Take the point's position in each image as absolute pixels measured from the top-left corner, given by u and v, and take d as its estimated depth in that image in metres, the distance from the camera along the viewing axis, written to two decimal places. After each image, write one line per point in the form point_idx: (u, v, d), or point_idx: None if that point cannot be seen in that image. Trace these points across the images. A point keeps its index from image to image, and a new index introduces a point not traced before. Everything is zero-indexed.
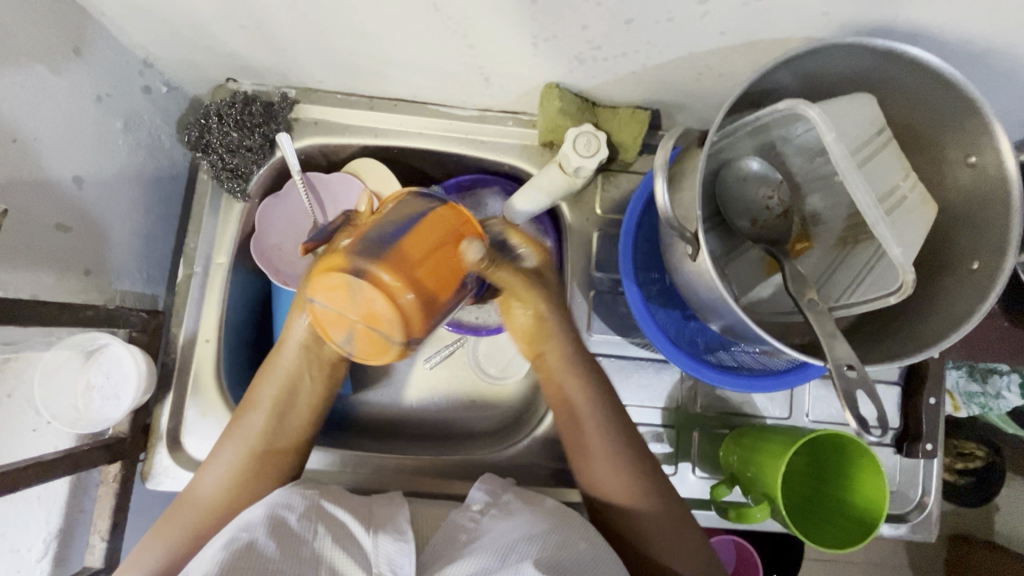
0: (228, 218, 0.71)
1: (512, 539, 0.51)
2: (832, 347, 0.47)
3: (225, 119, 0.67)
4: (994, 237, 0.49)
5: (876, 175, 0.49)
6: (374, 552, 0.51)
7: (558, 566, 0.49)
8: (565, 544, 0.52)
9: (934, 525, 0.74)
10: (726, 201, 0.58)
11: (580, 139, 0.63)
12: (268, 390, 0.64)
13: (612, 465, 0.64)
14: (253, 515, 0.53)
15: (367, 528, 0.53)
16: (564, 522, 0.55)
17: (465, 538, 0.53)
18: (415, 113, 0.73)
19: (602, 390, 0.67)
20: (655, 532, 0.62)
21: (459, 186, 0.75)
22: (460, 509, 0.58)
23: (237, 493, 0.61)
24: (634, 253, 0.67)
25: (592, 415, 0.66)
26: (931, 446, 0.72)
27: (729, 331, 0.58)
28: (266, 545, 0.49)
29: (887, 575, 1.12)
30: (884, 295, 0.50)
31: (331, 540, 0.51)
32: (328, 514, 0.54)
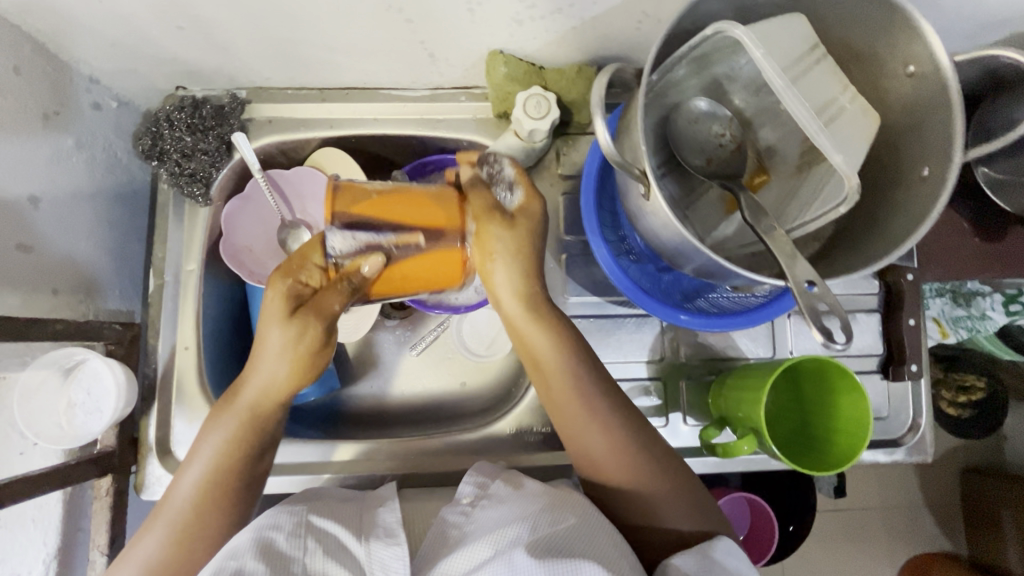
0: (195, 224, 0.71)
1: (507, 526, 0.51)
2: (793, 266, 0.48)
3: (176, 123, 0.68)
4: (940, 142, 0.49)
5: (812, 90, 0.50)
6: (367, 559, 0.52)
7: (550, 545, 0.48)
8: (559, 521, 0.51)
9: (930, 446, 0.74)
10: (679, 144, 0.59)
11: (530, 102, 0.64)
12: (216, 430, 0.58)
13: (606, 437, 0.58)
14: (241, 540, 0.53)
15: (358, 537, 0.54)
16: (559, 502, 0.54)
17: (455, 535, 0.54)
18: (368, 99, 0.73)
19: (574, 342, 0.60)
20: (663, 504, 0.56)
21: (423, 169, 0.77)
22: (451, 505, 0.58)
23: (195, 521, 0.56)
24: (598, 211, 0.68)
25: (580, 371, 0.59)
26: (916, 367, 0.72)
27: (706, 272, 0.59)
28: (256, 569, 0.49)
29: (900, 516, 1.13)
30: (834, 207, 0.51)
31: (322, 553, 0.52)
32: (317, 527, 0.55)
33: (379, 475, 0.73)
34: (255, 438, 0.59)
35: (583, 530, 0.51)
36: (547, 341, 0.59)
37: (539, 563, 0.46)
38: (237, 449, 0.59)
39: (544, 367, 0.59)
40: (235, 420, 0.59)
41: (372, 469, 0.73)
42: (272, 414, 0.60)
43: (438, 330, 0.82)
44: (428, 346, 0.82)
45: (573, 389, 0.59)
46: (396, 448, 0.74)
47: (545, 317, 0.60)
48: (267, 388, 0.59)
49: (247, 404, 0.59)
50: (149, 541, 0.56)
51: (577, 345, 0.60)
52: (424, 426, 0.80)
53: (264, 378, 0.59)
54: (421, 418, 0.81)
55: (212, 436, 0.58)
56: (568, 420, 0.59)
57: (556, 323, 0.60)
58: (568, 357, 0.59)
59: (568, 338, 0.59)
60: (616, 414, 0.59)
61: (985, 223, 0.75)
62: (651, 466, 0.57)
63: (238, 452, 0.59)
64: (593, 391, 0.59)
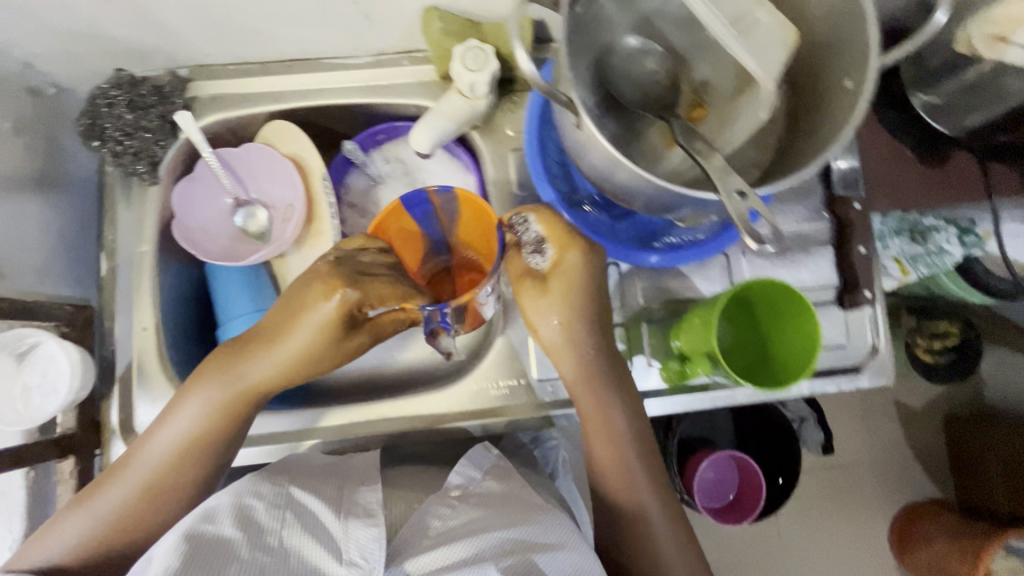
0: (143, 205, 0.71)
1: (490, 534, 0.53)
2: (725, 179, 0.48)
3: (116, 103, 0.67)
4: (858, 52, 0.50)
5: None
6: (345, 537, 0.52)
7: (527, 569, 0.51)
8: (540, 536, 0.55)
9: (890, 369, 0.75)
10: (615, 81, 0.59)
11: (468, 55, 0.64)
12: (195, 405, 0.60)
13: (626, 456, 0.68)
14: (220, 502, 0.55)
15: (337, 513, 0.55)
16: (539, 520, 0.57)
17: (435, 527, 0.55)
18: (311, 70, 0.73)
19: (626, 404, 0.68)
20: (659, 545, 0.65)
21: (375, 139, 0.78)
22: (438, 496, 0.60)
23: (157, 488, 0.60)
24: (547, 162, 0.69)
25: (614, 415, 0.67)
26: (869, 292, 0.74)
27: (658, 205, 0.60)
28: (232, 536, 0.51)
29: (884, 456, 1.21)
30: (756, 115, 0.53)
31: (299, 530, 0.52)
32: (297, 501, 0.56)
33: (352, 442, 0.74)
34: (228, 431, 0.62)
35: (563, 558, 0.54)
36: (573, 363, 0.67)
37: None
38: (219, 418, 0.61)
39: (588, 409, 0.68)
40: (213, 401, 0.60)
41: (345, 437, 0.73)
42: (251, 405, 0.63)
43: None
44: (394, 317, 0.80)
45: (602, 421, 0.68)
46: (365, 416, 0.74)
47: (600, 378, 0.67)
48: (265, 375, 0.62)
49: (237, 391, 0.61)
50: (113, 488, 0.59)
51: (628, 405, 0.68)
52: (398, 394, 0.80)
53: (264, 374, 0.62)
54: (394, 387, 0.81)
55: (197, 410, 0.60)
56: (598, 434, 0.68)
57: (603, 381, 0.67)
58: (609, 411, 0.67)
59: (602, 381, 0.67)
60: (638, 461, 0.68)
61: (926, 150, 0.77)
62: (655, 502, 0.67)
63: (208, 439, 0.61)
64: (625, 432, 0.68)
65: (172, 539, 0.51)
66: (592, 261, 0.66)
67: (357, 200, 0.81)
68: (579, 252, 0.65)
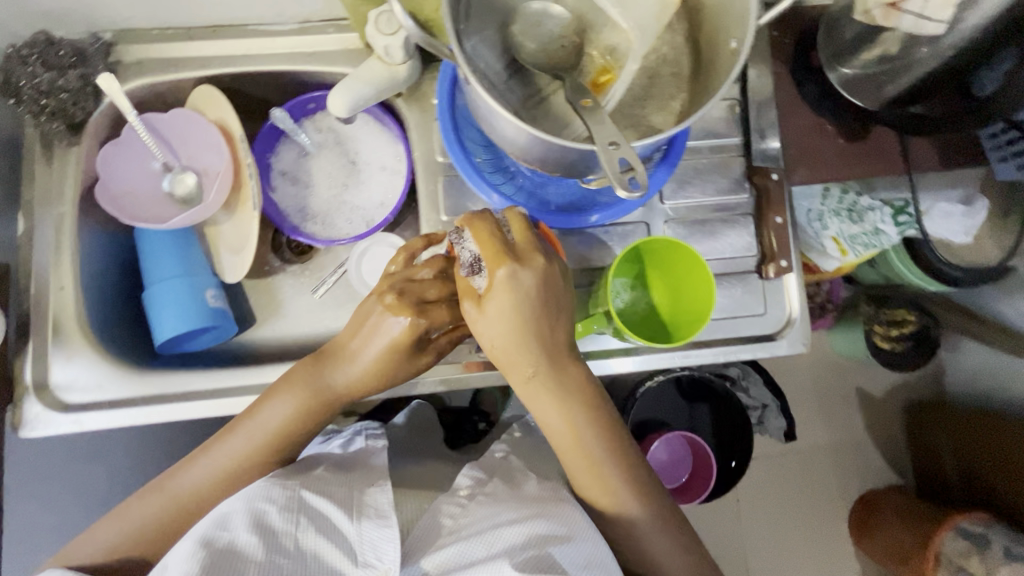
0: (64, 166, 0.71)
1: (501, 528, 0.58)
2: (603, 126, 0.50)
3: (29, 60, 0.65)
4: (740, 12, 0.52)
5: None
6: (359, 539, 0.56)
7: (537, 561, 0.54)
8: (552, 527, 0.58)
9: (805, 338, 0.77)
10: (520, 47, 0.60)
11: (381, 19, 0.65)
12: (285, 404, 0.63)
13: (622, 485, 0.63)
14: (232, 508, 0.57)
15: (350, 516, 0.58)
16: (551, 511, 0.60)
17: (448, 525, 0.60)
18: (237, 36, 0.74)
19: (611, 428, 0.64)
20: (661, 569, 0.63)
21: (304, 108, 0.80)
22: (449, 496, 0.65)
23: (214, 490, 0.63)
24: (466, 130, 0.69)
25: (598, 447, 0.63)
26: (786, 263, 0.75)
27: (560, 165, 0.61)
28: (248, 542, 0.53)
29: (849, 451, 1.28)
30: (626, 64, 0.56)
31: (314, 531, 0.56)
32: (310, 505, 0.59)
33: None
34: (284, 447, 0.65)
35: (573, 547, 0.57)
36: (559, 413, 0.62)
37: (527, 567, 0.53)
38: (304, 420, 0.64)
39: (566, 434, 0.63)
40: (309, 392, 0.63)
41: None
42: (299, 430, 0.65)
43: (337, 274, 0.83)
44: (331, 287, 0.83)
45: (577, 443, 0.63)
46: None
47: (592, 402, 0.63)
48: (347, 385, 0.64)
49: (299, 415, 0.64)
50: (153, 498, 0.62)
51: (604, 429, 0.63)
52: None
53: (341, 381, 0.64)
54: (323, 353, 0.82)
55: (286, 407, 0.63)
56: (581, 466, 0.63)
57: (593, 408, 0.63)
58: (597, 436, 0.63)
59: (572, 399, 0.62)
60: (628, 485, 0.64)
61: (846, 125, 0.79)
62: (660, 529, 0.64)
63: (268, 453, 0.64)
64: (609, 456, 0.63)
65: (189, 548, 0.54)
66: (528, 275, 0.58)
67: (287, 167, 0.82)
68: (508, 269, 0.57)
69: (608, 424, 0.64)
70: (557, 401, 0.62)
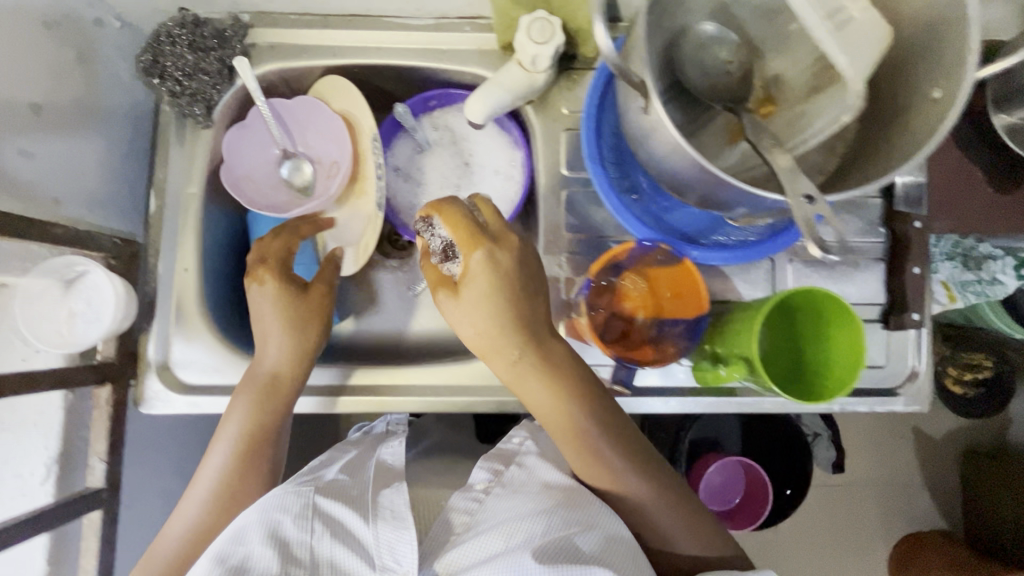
0: (195, 147, 0.71)
1: (520, 517, 0.52)
2: (793, 181, 0.46)
3: (177, 40, 0.66)
4: (947, 60, 0.47)
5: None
6: (375, 543, 0.53)
7: (560, 554, 0.48)
8: (569, 521, 0.52)
9: (927, 397, 0.73)
10: (688, 68, 0.58)
11: (535, 26, 0.62)
12: (239, 405, 0.63)
13: (621, 464, 0.59)
14: (248, 522, 0.53)
15: (366, 519, 0.54)
16: (573, 501, 0.54)
17: (466, 522, 0.56)
18: (372, 27, 0.72)
19: (597, 404, 0.61)
20: (677, 541, 0.58)
21: (426, 104, 0.78)
22: (462, 492, 0.60)
23: (197, 527, 0.59)
24: (604, 145, 0.67)
25: (586, 427, 0.60)
26: (919, 317, 0.71)
27: (712, 199, 0.56)
28: (262, 556, 0.49)
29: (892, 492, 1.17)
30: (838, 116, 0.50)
31: (330, 535, 0.52)
32: (325, 511, 0.55)
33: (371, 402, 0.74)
34: (264, 429, 0.64)
35: (602, 541, 0.51)
36: (545, 393, 0.61)
37: (547, 564, 0.47)
38: (265, 414, 0.64)
39: (553, 418, 0.61)
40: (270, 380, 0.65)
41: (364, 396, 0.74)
42: (282, 407, 0.65)
43: None
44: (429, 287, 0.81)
45: (568, 423, 0.60)
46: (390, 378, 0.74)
47: (536, 375, 0.61)
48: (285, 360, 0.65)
49: (264, 379, 0.65)
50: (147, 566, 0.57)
51: (591, 408, 0.60)
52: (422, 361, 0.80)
53: (282, 363, 0.65)
54: (417, 354, 0.81)
55: (243, 397, 0.64)
56: (575, 455, 0.60)
57: (571, 386, 0.61)
58: (580, 415, 0.60)
59: (561, 379, 0.61)
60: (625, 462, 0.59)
61: (999, 174, 0.73)
62: (665, 501, 0.59)
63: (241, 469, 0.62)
64: (599, 436, 0.60)
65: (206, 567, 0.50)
66: (505, 255, 0.60)
67: (402, 164, 0.80)
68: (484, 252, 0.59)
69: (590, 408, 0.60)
70: (541, 381, 0.61)
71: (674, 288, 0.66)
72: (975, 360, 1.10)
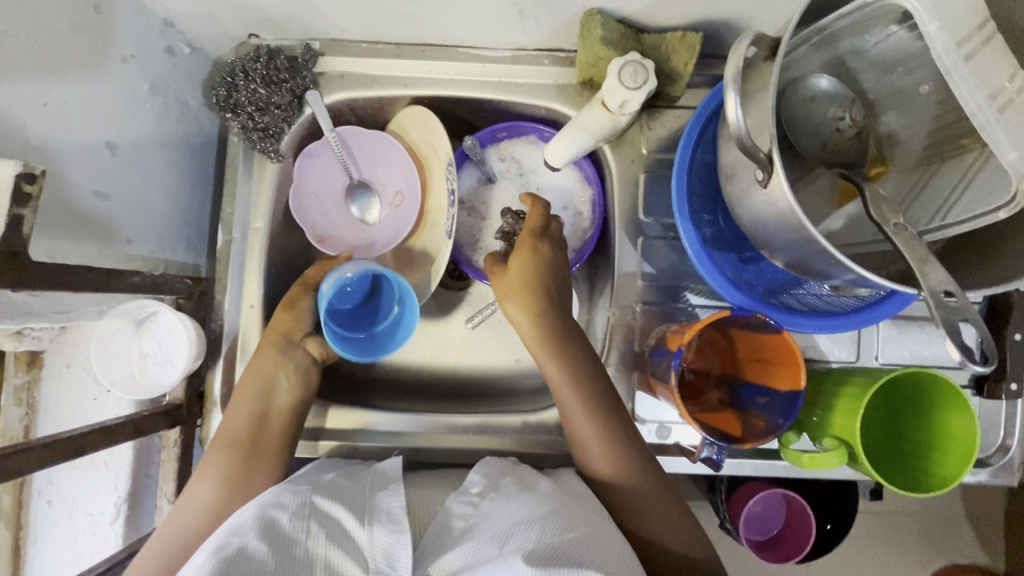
0: (262, 180, 0.69)
1: (511, 524, 0.48)
2: (926, 273, 0.43)
3: (252, 74, 0.65)
4: None
5: (981, 74, 0.42)
6: (370, 545, 0.48)
7: (552, 556, 0.44)
8: (565, 528, 0.48)
9: (1018, 469, 0.68)
10: (795, 124, 0.53)
11: (626, 70, 0.58)
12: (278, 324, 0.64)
13: (617, 429, 0.60)
14: (243, 517, 0.50)
15: (362, 521, 0.50)
16: (565, 509, 0.51)
17: (461, 529, 0.51)
18: (445, 58, 0.69)
19: (599, 373, 0.63)
20: (664, 528, 0.56)
21: (493, 135, 0.73)
22: (458, 495, 0.55)
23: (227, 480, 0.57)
24: (688, 194, 0.61)
25: (590, 391, 0.61)
26: (1016, 386, 0.66)
27: (803, 267, 0.51)
28: (258, 547, 0.46)
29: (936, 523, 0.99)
30: (991, 211, 0.45)
31: (324, 538, 0.48)
32: (321, 510, 0.51)
33: (422, 445, 0.70)
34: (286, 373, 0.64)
35: (591, 542, 0.48)
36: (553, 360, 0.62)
37: (540, 568, 0.43)
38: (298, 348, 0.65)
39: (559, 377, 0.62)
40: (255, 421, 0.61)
41: (416, 439, 0.70)
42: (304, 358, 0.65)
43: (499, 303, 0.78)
44: (486, 319, 0.78)
45: (576, 382, 0.61)
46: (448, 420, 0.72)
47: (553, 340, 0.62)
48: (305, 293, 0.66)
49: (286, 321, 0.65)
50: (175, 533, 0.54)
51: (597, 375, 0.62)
52: (479, 400, 0.77)
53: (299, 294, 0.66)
54: (474, 393, 0.78)
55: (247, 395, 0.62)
56: (575, 414, 0.61)
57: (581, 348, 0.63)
58: (589, 379, 0.61)
59: (573, 344, 0.63)
60: (621, 433, 0.60)
61: None
62: (655, 485, 0.58)
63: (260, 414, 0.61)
64: (599, 401, 0.61)
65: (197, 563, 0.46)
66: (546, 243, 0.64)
67: (465, 195, 0.75)
68: (530, 242, 0.63)
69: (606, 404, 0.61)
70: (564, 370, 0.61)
71: (765, 358, 0.61)
72: None
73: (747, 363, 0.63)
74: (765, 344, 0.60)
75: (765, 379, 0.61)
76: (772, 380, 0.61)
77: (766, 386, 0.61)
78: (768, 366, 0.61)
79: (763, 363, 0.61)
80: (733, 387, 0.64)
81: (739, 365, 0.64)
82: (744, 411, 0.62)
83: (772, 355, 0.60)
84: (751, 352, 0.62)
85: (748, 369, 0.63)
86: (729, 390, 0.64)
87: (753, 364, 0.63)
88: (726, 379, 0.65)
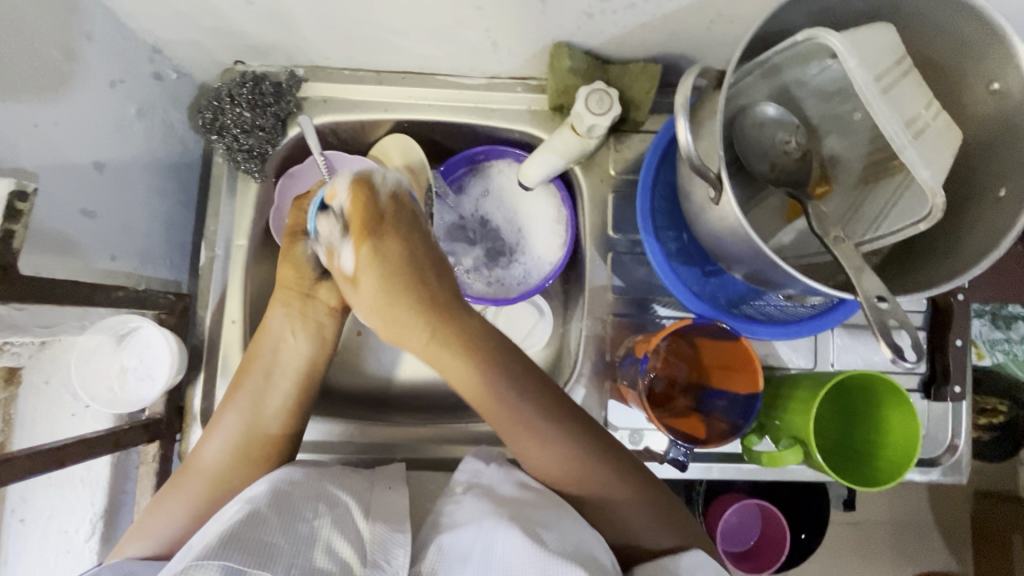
0: (246, 199, 0.71)
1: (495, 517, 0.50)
2: (862, 280, 0.47)
3: (237, 99, 0.67)
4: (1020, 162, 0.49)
5: (901, 102, 0.47)
6: (368, 535, 0.50)
7: (544, 543, 0.47)
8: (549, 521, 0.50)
9: (966, 467, 0.73)
10: (745, 147, 0.58)
11: (592, 98, 0.62)
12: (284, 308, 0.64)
13: (555, 426, 0.58)
14: (256, 490, 0.52)
15: (364, 512, 0.52)
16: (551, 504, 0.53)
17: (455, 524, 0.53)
18: (424, 84, 0.73)
19: (527, 371, 0.60)
20: (631, 514, 0.56)
21: (470, 159, 0.76)
22: (445, 495, 0.55)
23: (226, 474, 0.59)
24: (652, 212, 0.66)
25: (505, 391, 0.59)
26: (960, 389, 0.71)
27: (759, 277, 0.55)
28: (267, 521, 0.47)
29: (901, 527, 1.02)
30: (913, 223, 0.50)
31: (330, 520, 0.50)
32: (330, 495, 0.53)
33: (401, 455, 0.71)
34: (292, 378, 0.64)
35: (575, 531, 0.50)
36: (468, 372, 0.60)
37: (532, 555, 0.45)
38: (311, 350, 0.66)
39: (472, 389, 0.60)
40: (249, 418, 0.61)
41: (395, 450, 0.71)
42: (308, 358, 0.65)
43: None
44: None
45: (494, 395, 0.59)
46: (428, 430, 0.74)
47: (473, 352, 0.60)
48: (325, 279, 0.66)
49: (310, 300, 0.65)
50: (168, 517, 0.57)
51: (513, 373, 0.60)
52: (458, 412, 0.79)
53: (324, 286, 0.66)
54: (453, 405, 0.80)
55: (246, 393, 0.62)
56: (505, 424, 0.59)
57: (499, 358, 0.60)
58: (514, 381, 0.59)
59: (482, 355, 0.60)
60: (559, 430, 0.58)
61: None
62: (613, 474, 0.57)
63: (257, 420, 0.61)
64: (529, 398, 0.59)
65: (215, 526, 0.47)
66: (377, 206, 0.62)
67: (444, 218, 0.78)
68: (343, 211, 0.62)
69: (570, 410, 0.60)
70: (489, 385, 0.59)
71: (731, 364, 0.64)
72: (986, 404, 0.87)
73: (713, 370, 0.66)
74: (729, 352, 0.63)
75: (730, 385, 0.65)
76: (735, 386, 0.64)
77: (730, 392, 0.65)
78: (733, 373, 0.64)
79: (728, 371, 0.65)
80: (699, 393, 0.67)
81: (706, 373, 0.67)
82: (709, 414, 0.65)
83: (737, 363, 0.64)
84: (717, 362, 0.65)
85: (713, 375, 0.66)
86: (696, 396, 0.67)
87: (719, 372, 0.66)
88: (692, 385, 0.68)
